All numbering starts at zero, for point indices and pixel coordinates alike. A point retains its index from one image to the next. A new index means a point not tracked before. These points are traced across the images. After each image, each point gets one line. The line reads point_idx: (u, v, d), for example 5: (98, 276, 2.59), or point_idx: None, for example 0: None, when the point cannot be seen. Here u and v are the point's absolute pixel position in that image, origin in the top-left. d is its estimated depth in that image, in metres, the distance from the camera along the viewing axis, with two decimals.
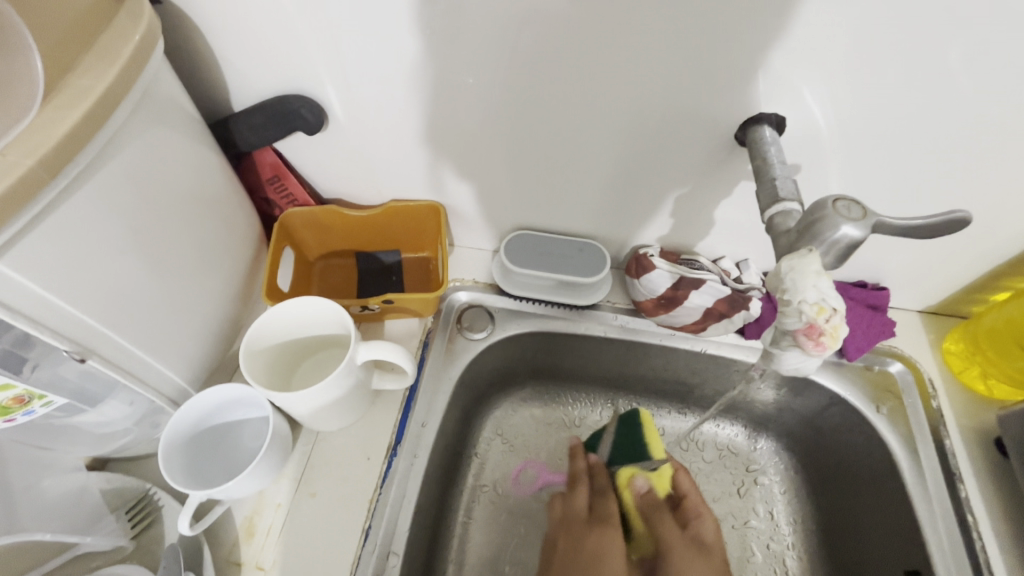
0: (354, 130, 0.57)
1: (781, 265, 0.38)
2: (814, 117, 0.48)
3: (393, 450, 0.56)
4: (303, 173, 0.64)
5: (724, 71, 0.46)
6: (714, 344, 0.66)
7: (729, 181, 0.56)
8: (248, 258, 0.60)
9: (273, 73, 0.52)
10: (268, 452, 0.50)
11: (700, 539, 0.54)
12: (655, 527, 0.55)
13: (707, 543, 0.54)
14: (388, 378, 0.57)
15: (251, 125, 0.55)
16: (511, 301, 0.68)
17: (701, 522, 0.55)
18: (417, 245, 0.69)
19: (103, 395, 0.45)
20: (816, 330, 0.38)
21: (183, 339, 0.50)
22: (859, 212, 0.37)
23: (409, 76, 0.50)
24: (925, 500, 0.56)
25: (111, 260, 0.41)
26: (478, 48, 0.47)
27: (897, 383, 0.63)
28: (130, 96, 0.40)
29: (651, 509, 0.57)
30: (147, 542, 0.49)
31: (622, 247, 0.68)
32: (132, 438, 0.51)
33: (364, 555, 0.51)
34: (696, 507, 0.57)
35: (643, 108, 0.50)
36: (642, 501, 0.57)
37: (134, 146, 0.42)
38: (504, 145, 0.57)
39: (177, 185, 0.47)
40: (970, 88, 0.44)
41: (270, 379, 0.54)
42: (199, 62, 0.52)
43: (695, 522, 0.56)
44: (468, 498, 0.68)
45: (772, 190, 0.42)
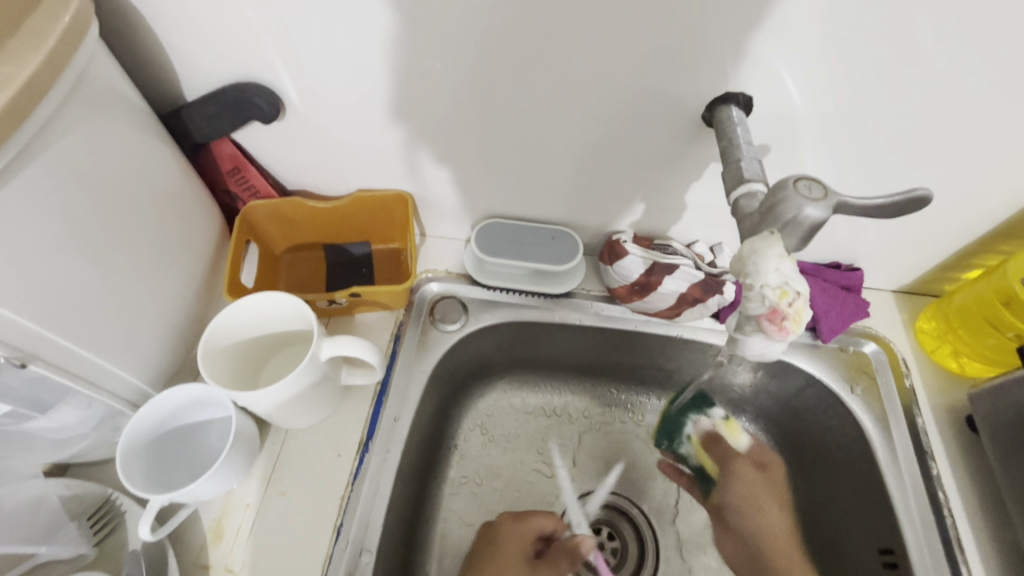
0: (313, 119, 0.55)
1: (743, 248, 0.37)
2: (782, 97, 0.47)
3: (364, 446, 0.55)
4: (264, 165, 0.62)
5: (688, 50, 0.44)
6: (690, 330, 0.65)
7: (699, 163, 0.55)
8: (209, 253, 0.58)
9: (222, 61, 0.50)
10: (232, 452, 0.48)
11: (761, 463, 0.65)
12: (722, 454, 0.65)
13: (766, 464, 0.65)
14: (357, 374, 0.55)
15: (204, 115, 0.53)
16: (484, 292, 0.67)
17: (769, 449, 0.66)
18: (386, 236, 0.68)
19: (53, 401, 0.44)
20: (779, 314, 0.38)
21: (139, 340, 0.48)
22: (820, 193, 0.35)
23: (365, 60, 0.49)
24: (897, 478, 0.57)
25: (50, 260, 0.39)
26: (435, 30, 0.45)
27: (871, 363, 0.63)
28: (60, 86, 0.37)
29: (715, 442, 0.65)
30: (111, 547, 0.48)
31: (596, 233, 0.67)
32: (90, 442, 0.49)
33: (337, 553, 0.50)
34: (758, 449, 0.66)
35: (609, 90, 0.49)
36: (706, 435, 0.66)
37: (68, 141, 0.40)
38: (469, 131, 0.55)
39: (125, 181, 0.45)
40: (936, 64, 0.43)
41: (234, 378, 0.52)
42: (143, 50, 0.50)
43: (765, 452, 0.66)
44: (447, 490, 0.67)
45: (737, 172, 0.41)
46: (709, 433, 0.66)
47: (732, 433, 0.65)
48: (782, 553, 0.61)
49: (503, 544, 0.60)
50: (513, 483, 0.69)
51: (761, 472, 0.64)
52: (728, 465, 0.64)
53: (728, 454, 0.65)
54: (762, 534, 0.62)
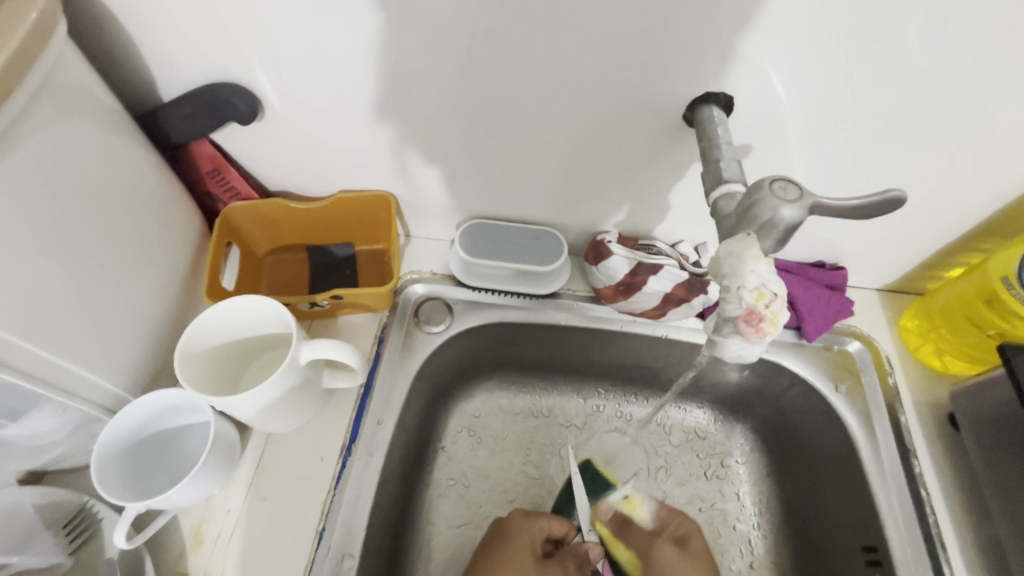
0: (293, 119, 0.54)
1: (720, 249, 0.37)
2: (763, 97, 0.47)
3: (347, 449, 0.55)
4: (245, 166, 0.61)
5: (669, 50, 0.44)
6: (675, 329, 0.65)
7: (682, 162, 0.54)
8: (189, 256, 0.57)
9: (199, 61, 0.49)
10: (210, 458, 0.48)
11: (679, 538, 0.61)
12: (631, 539, 0.63)
13: (686, 543, 0.60)
14: (339, 377, 0.55)
15: (180, 115, 0.52)
16: (469, 293, 0.66)
17: (679, 523, 0.62)
18: (370, 237, 0.67)
19: (26, 408, 0.43)
20: (756, 316, 0.37)
21: (115, 344, 0.47)
22: (796, 194, 0.35)
23: (344, 60, 0.48)
24: (880, 477, 0.57)
25: (17, 265, 0.38)
26: (414, 29, 0.45)
27: (855, 362, 0.63)
28: (25, 86, 0.37)
29: (622, 527, 0.64)
30: (86, 556, 0.47)
31: (581, 233, 0.67)
32: (66, 449, 0.49)
33: (319, 558, 0.50)
34: (664, 517, 0.63)
35: (590, 90, 0.48)
36: (614, 523, 0.65)
37: (36, 141, 0.39)
38: (452, 131, 0.54)
39: (98, 182, 0.44)
40: (916, 63, 0.43)
41: (213, 383, 0.52)
42: (117, 49, 0.49)
43: (673, 525, 0.62)
44: (436, 493, 0.67)
45: (716, 172, 0.41)
46: (614, 519, 0.65)
47: (632, 509, 0.65)
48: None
49: (515, 535, 0.57)
50: (502, 484, 0.69)
51: (676, 548, 0.59)
52: (647, 551, 0.61)
53: (637, 534, 0.63)
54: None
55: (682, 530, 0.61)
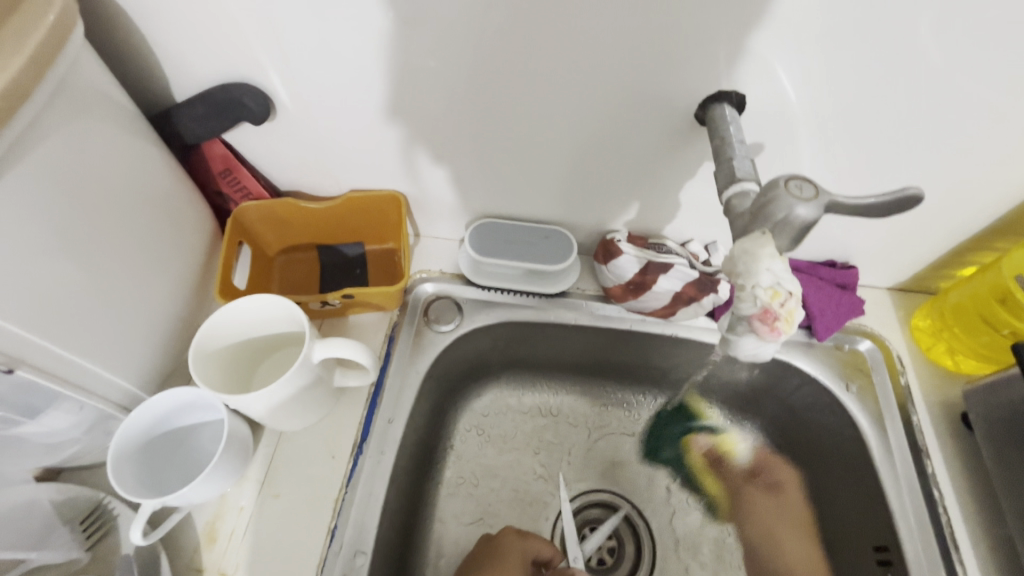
0: (304, 120, 0.55)
1: (734, 248, 0.37)
2: (775, 95, 0.47)
3: (359, 448, 0.55)
4: (256, 166, 0.61)
5: (681, 48, 0.44)
6: (685, 328, 0.65)
7: (693, 161, 0.54)
8: (201, 255, 0.57)
9: (212, 62, 0.50)
10: (224, 455, 0.48)
11: (773, 480, 0.68)
12: (723, 473, 0.70)
13: (779, 484, 0.68)
14: (351, 374, 0.55)
15: (193, 116, 0.53)
16: (478, 292, 0.66)
17: (774, 469, 0.69)
18: (380, 236, 0.67)
19: (43, 406, 0.43)
20: (771, 314, 0.37)
21: (130, 343, 0.48)
22: (811, 192, 0.35)
23: (357, 61, 0.48)
24: (892, 477, 0.57)
25: (34, 264, 0.39)
26: (427, 29, 0.45)
27: (866, 361, 0.63)
28: (42, 88, 0.37)
29: (716, 462, 0.71)
30: (103, 553, 0.48)
31: (591, 232, 0.67)
32: (82, 446, 0.49)
33: (331, 556, 0.50)
34: (765, 461, 0.69)
35: (602, 88, 0.48)
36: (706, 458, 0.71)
37: (53, 142, 0.39)
38: (462, 130, 0.55)
39: (114, 182, 0.45)
40: (930, 61, 0.43)
41: (226, 382, 0.52)
42: (132, 51, 0.49)
43: (768, 471, 0.69)
44: (445, 492, 0.67)
45: (729, 171, 0.41)
46: (709, 453, 0.71)
47: (730, 446, 0.71)
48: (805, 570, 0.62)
49: (506, 554, 0.57)
50: (511, 483, 0.69)
51: (766, 489, 0.68)
52: (734, 485, 0.69)
53: (726, 470, 0.70)
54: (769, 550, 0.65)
55: (773, 479, 0.68)
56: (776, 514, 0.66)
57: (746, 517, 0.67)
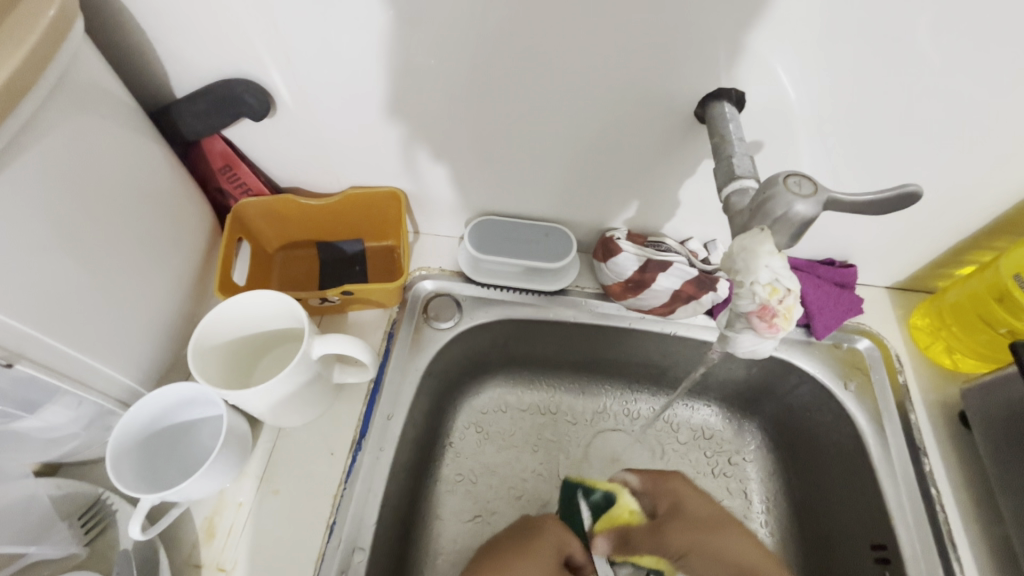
0: (304, 116, 0.55)
1: (733, 245, 0.37)
2: (774, 93, 0.47)
3: (358, 444, 0.55)
4: (256, 162, 0.61)
5: (679, 45, 0.44)
6: (684, 326, 0.65)
7: (693, 159, 0.54)
8: (201, 251, 0.57)
9: (212, 57, 0.50)
10: (223, 451, 0.48)
11: (669, 509, 0.56)
12: (641, 546, 0.56)
13: (681, 505, 0.56)
14: (350, 372, 0.55)
15: (193, 112, 0.53)
16: (477, 289, 0.66)
17: (665, 492, 0.57)
18: (380, 233, 0.67)
19: (42, 401, 0.43)
20: (769, 311, 0.37)
21: (130, 338, 0.48)
22: (810, 189, 0.35)
23: (357, 57, 0.48)
24: (890, 475, 0.57)
25: (33, 259, 0.39)
26: (427, 25, 0.45)
27: (865, 360, 0.63)
28: (43, 82, 0.37)
29: (624, 546, 0.56)
30: (102, 547, 0.48)
31: (590, 230, 0.67)
32: (81, 441, 0.49)
33: (330, 551, 0.50)
34: (648, 488, 0.58)
35: (601, 85, 0.48)
36: (620, 540, 0.57)
37: (53, 138, 0.39)
38: (462, 127, 0.54)
39: (113, 178, 0.45)
40: (930, 60, 0.43)
41: (226, 377, 0.52)
42: (131, 46, 0.49)
43: (660, 498, 0.57)
44: (444, 489, 0.67)
45: (729, 168, 0.41)
46: (614, 542, 0.57)
47: (630, 515, 0.58)
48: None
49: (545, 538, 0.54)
50: (509, 481, 0.69)
51: (672, 516, 0.55)
52: (663, 549, 0.54)
53: (642, 542, 0.56)
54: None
55: (670, 500, 0.56)
56: (701, 542, 0.53)
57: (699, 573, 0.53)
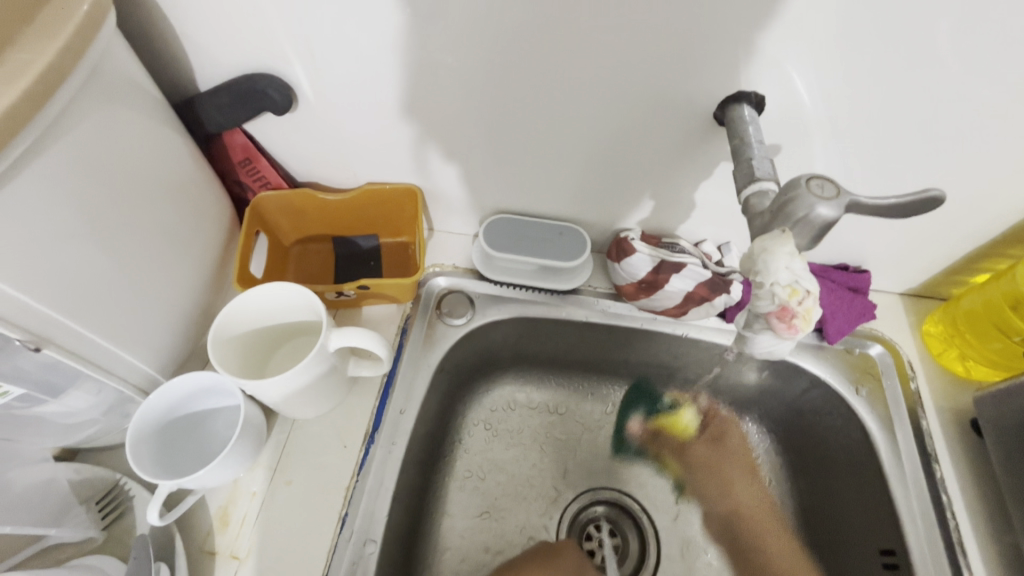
0: (325, 111, 0.55)
1: (753, 246, 0.37)
2: (792, 97, 0.47)
3: (370, 437, 0.56)
4: (275, 156, 0.62)
5: (700, 47, 0.44)
6: (695, 328, 0.66)
7: (710, 161, 0.54)
8: (219, 243, 0.58)
9: (238, 51, 0.50)
10: (240, 440, 0.49)
11: (712, 435, 0.72)
12: (664, 445, 0.73)
13: (722, 439, 0.72)
14: (364, 365, 0.56)
15: (217, 105, 0.54)
16: (491, 286, 0.67)
17: (718, 424, 0.73)
18: (394, 229, 0.68)
19: (65, 385, 0.44)
20: (788, 313, 0.38)
21: (151, 326, 0.49)
22: (832, 191, 0.35)
23: (381, 54, 0.49)
24: (901, 481, 0.57)
25: (65, 245, 0.39)
26: (450, 23, 0.45)
27: (877, 365, 0.63)
28: (79, 72, 0.38)
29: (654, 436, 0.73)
30: (118, 532, 0.49)
31: (603, 230, 0.67)
32: (100, 427, 0.50)
33: (341, 543, 0.51)
34: (710, 412, 0.73)
35: (620, 87, 0.49)
36: (647, 435, 0.73)
37: (84, 126, 0.40)
38: (479, 126, 0.55)
39: (138, 168, 0.45)
40: (951, 66, 0.43)
41: (244, 367, 0.53)
42: (159, 39, 0.50)
43: (712, 425, 0.73)
44: (451, 486, 0.67)
45: (749, 170, 0.41)
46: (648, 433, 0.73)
47: (682, 427, 0.73)
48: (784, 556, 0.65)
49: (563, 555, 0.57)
50: (516, 478, 0.69)
51: (710, 441, 0.72)
52: (680, 453, 0.72)
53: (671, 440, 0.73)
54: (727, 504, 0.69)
55: (717, 432, 0.73)
56: (716, 469, 0.71)
57: (699, 487, 0.70)
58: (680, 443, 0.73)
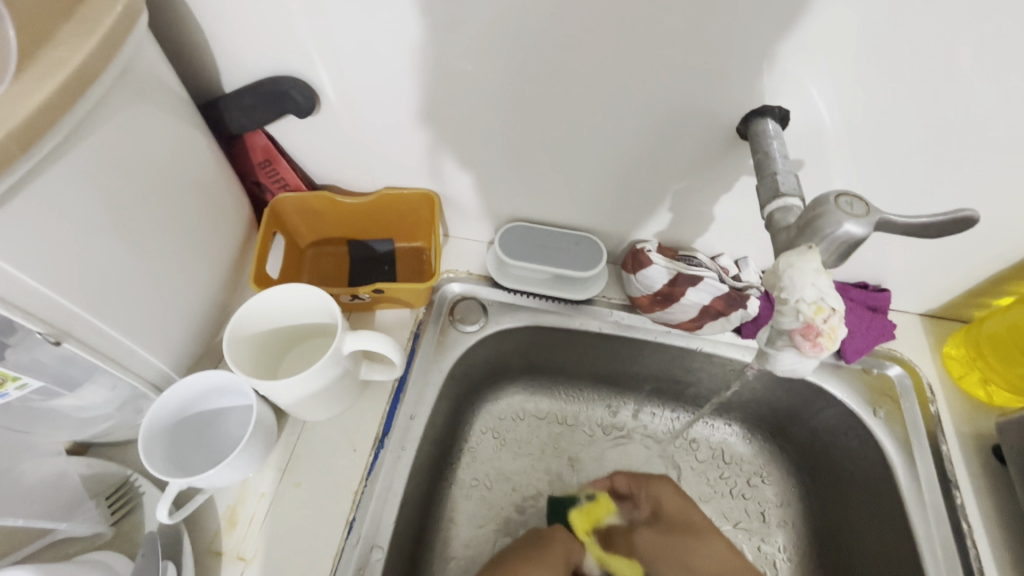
0: (347, 115, 0.56)
1: (779, 262, 0.36)
2: (818, 112, 0.47)
3: (380, 442, 0.55)
4: (295, 158, 0.62)
5: (727, 60, 0.44)
6: (711, 343, 0.65)
7: (731, 175, 0.54)
8: (238, 242, 0.58)
9: (264, 54, 0.51)
10: (251, 440, 0.49)
11: (649, 514, 0.59)
12: (621, 546, 0.59)
13: (661, 512, 0.58)
14: (376, 369, 0.56)
15: (241, 106, 0.54)
16: (504, 294, 0.67)
17: (648, 496, 0.59)
18: (410, 234, 0.68)
19: (82, 379, 0.44)
20: (813, 330, 0.37)
21: (169, 324, 0.49)
22: (863, 209, 0.35)
23: (404, 60, 0.49)
24: (920, 506, 0.56)
25: (90, 240, 0.40)
26: (473, 31, 0.45)
27: (895, 387, 0.62)
28: (111, 70, 0.38)
29: (608, 539, 0.60)
30: (127, 528, 0.49)
31: (619, 241, 0.67)
32: (114, 422, 0.50)
33: (348, 548, 0.50)
34: (633, 490, 0.60)
35: (644, 98, 0.48)
36: (605, 538, 0.60)
37: (114, 124, 0.40)
38: (499, 133, 0.55)
39: (165, 168, 0.46)
40: (984, 85, 0.42)
41: (257, 367, 0.53)
42: (187, 40, 0.51)
43: (644, 502, 0.59)
44: (458, 493, 0.67)
45: (773, 185, 0.41)
46: (602, 533, 0.60)
47: (605, 509, 0.61)
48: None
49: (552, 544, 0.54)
50: (522, 488, 0.69)
51: (653, 521, 0.58)
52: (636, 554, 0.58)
53: (622, 545, 0.59)
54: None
55: (650, 506, 0.59)
56: (676, 548, 0.56)
57: None
58: (629, 542, 0.59)
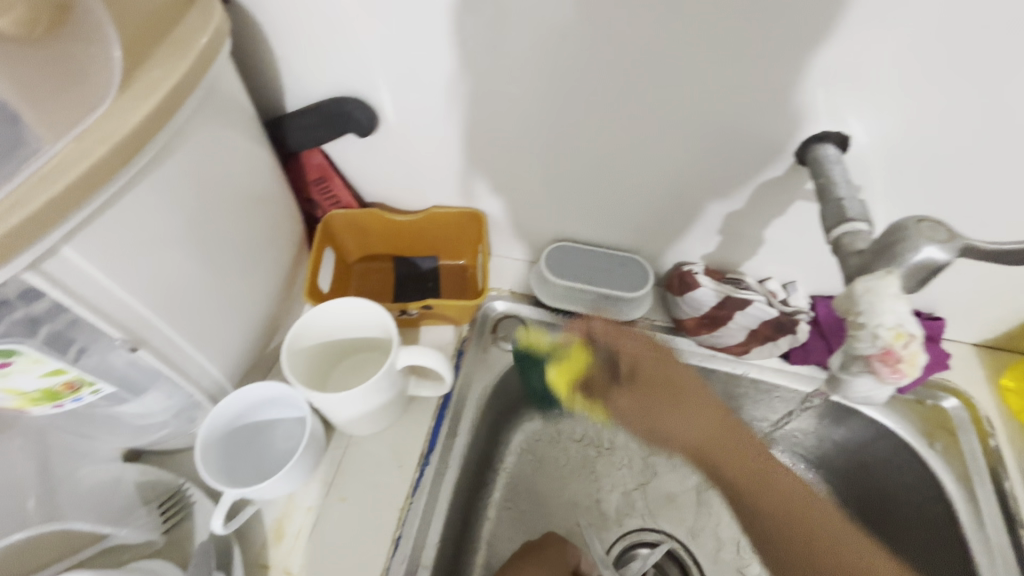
0: (403, 135, 0.57)
1: (854, 286, 0.36)
2: (879, 139, 0.46)
3: (425, 459, 0.55)
4: (349, 176, 0.64)
5: (788, 86, 0.44)
6: (757, 368, 0.64)
7: (785, 199, 0.54)
8: (293, 255, 0.60)
9: (329, 76, 0.53)
10: (304, 453, 0.49)
11: (629, 370, 0.60)
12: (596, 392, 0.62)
13: (636, 369, 0.60)
14: (424, 385, 0.56)
15: (302, 125, 0.56)
16: (547, 313, 0.67)
17: (626, 355, 0.61)
18: (454, 252, 0.69)
19: (147, 384, 0.46)
20: (892, 357, 0.36)
21: (229, 334, 0.50)
22: (945, 235, 0.34)
23: (464, 83, 0.50)
24: (984, 545, 0.53)
25: (169, 250, 0.41)
26: (536, 56, 0.47)
27: (951, 419, 0.60)
28: (198, 91, 0.40)
29: (587, 390, 0.62)
30: (179, 536, 0.49)
31: (663, 263, 0.67)
32: (169, 431, 0.51)
33: (395, 566, 0.49)
34: (610, 341, 0.61)
35: (699, 122, 0.49)
36: (582, 387, 0.62)
37: (196, 139, 0.42)
38: (551, 155, 0.56)
39: (235, 183, 0.48)
40: None
41: (309, 379, 0.54)
42: (258, 62, 0.53)
43: (623, 361, 0.61)
44: (494, 515, 0.66)
45: (839, 210, 0.41)
46: (579, 384, 0.62)
47: (579, 356, 0.62)
48: (777, 468, 0.54)
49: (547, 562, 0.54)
50: (559, 512, 0.67)
51: (631, 381, 0.60)
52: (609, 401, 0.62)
53: (623, 399, 0.60)
54: (671, 435, 0.58)
55: (629, 366, 0.61)
56: (651, 406, 0.59)
57: (637, 423, 0.61)
58: (604, 385, 0.61)
